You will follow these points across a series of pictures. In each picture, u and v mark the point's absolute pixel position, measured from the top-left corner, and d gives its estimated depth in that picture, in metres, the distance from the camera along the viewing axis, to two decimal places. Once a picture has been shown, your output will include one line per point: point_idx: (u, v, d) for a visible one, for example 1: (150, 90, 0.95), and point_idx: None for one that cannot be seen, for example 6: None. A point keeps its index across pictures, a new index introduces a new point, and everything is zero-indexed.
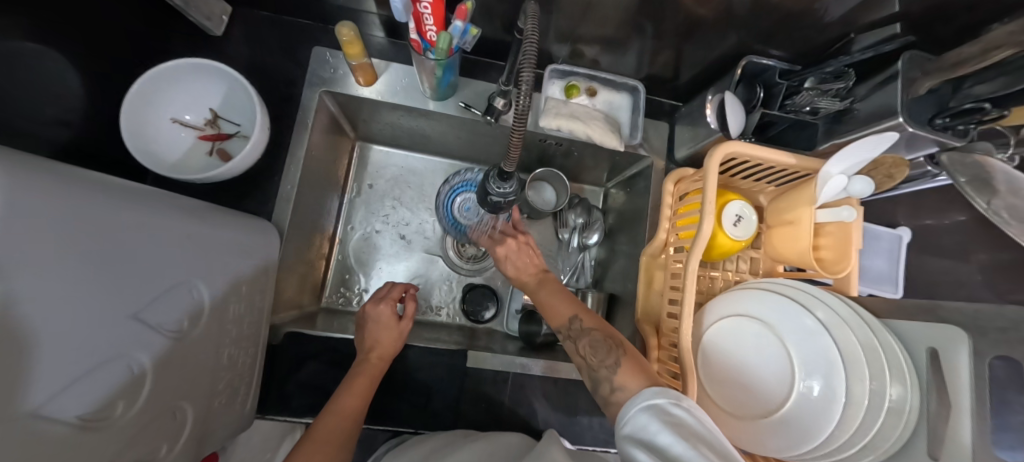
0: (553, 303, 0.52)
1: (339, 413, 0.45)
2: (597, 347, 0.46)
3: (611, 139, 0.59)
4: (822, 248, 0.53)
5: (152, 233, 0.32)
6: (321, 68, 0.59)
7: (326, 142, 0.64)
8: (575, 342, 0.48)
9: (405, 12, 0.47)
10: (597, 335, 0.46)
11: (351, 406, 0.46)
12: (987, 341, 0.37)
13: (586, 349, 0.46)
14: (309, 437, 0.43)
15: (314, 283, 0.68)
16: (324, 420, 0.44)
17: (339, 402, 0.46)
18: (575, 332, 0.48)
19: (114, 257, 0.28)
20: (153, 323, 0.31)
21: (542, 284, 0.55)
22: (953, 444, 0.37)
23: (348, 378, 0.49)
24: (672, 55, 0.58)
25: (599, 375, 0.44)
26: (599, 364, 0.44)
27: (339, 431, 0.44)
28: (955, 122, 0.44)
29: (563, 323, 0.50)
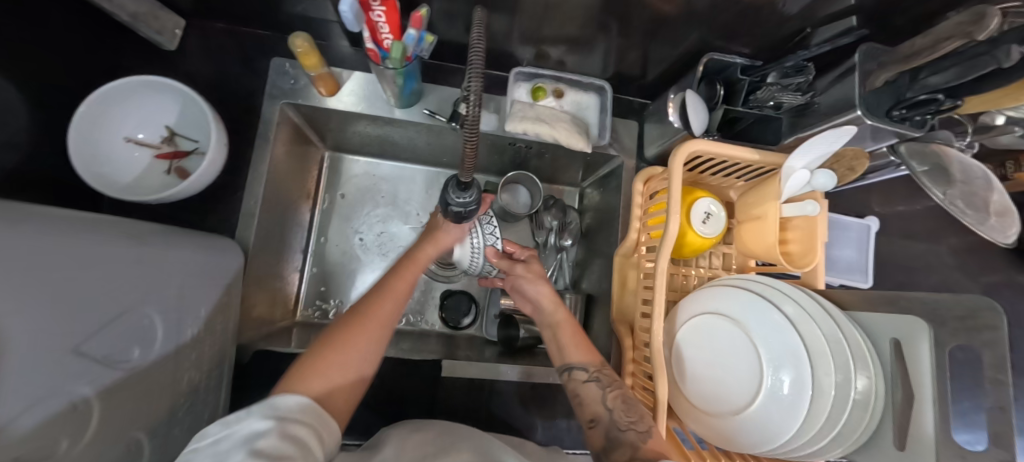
0: (582, 343, 0.53)
1: (391, 291, 0.47)
2: (631, 404, 0.47)
3: (578, 141, 0.58)
4: (789, 242, 0.54)
5: (94, 263, 0.31)
6: (281, 79, 0.57)
7: (291, 154, 0.63)
8: (605, 389, 0.49)
9: (358, 22, 0.46)
10: (628, 397, 0.48)
11: (401, 287, 0.48)
12: (948, 332, 0.38)
13: (617, 403, 0.47)
14: (359, 310, 0.45)
15: (287, 297, 0.67)
16: (375, 296, 0.46)
17: (389, 282, 0.48)
18: (605, 379, 0.50)
19: (51, 292, 0.27)
20: (100, 356, 0.31)
21: (570, 323, 0.56)
22: (917, 435, 0.38)
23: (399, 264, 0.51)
24: (637, 54, 0.58)
25: (623, 435, 0.44)
26: (628, 424, 0.45)
27: (388, 309, 0.46)
28: (911, 112, 0.44)
29: (597, 366, 0.51)
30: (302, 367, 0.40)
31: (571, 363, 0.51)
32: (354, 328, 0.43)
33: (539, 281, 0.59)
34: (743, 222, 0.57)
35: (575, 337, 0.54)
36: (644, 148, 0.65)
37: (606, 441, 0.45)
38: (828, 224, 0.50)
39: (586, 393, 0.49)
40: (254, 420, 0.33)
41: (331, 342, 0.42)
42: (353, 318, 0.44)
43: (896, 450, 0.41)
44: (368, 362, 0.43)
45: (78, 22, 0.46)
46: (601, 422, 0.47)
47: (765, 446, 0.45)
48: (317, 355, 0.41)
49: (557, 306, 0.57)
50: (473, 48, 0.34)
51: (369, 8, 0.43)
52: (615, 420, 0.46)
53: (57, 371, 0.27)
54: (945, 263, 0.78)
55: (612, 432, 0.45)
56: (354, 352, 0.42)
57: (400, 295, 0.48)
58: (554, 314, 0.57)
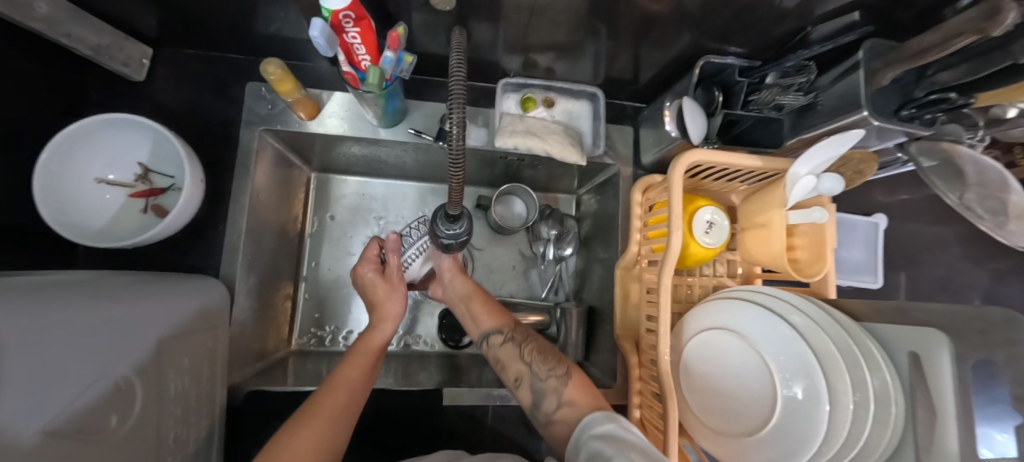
0: (492, 305, 0.57)
1: (341, 379, 0.44)
2: (545, 353, 0.50)
3: (572, 154, 0.55)
4: (797, 249, 0.51)
5: (56, 331, 0.29)
6: (257, 104, 0.55)
7: (273, 181, 0.60)
8: (519, 345, 0.51)
9: (330, 46, 0.42)
10: (544, 349, 0.51)
11: (353, 375, 0.45)
12: (967, 344, 0.37)
13: (533, 357, 0.50)
14: (307, 407, 0.41)
15: (280, 327, 0.65)
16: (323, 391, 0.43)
17: (339, 374, 0.45)
18: (518, 336, 0.52)
19: (8, 374, 0.25)
20: (78, 430, 0.28)
21: (481, 290, 0.58)
22: (941, 453, 0.37)
23: (352, 349, 0.49)
24: (628, 58, 0.55)
25: (545, 384, 0.47)
26: (548, 373, 0.48)
27: (338, 402, 0.42)
28: (921, 111, 0.42)
29: (508, 326, 0.54)
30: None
31: (483, 329, 0.54)
32: (300, 428, 0.39)
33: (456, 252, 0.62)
34: (747, 229, 0.54)
35: (484, 301, 0.57)
36: (640, 154, 0.63)
37: (532, 396, 0.47)
38: (837, 230, 0.48)
39: (504, 356, 0.51)
40: None
41: (273, 449, 0.37)
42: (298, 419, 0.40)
43: None
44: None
45: (38, 61, 0.43)
46: (523, 381, 0.49)
47: None
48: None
49: (464, 278, 0.59)
50: (454, 75, 0.32)
51: (344, 30, 0.40)
52: (535, 373, 0.48)
53: (42, 459, 0.25)
54: (953, 252, 0.76)
55: (534, 385, 0.48)
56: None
57: (351, 382, 0.44)
58: (463, 287, 0.59)
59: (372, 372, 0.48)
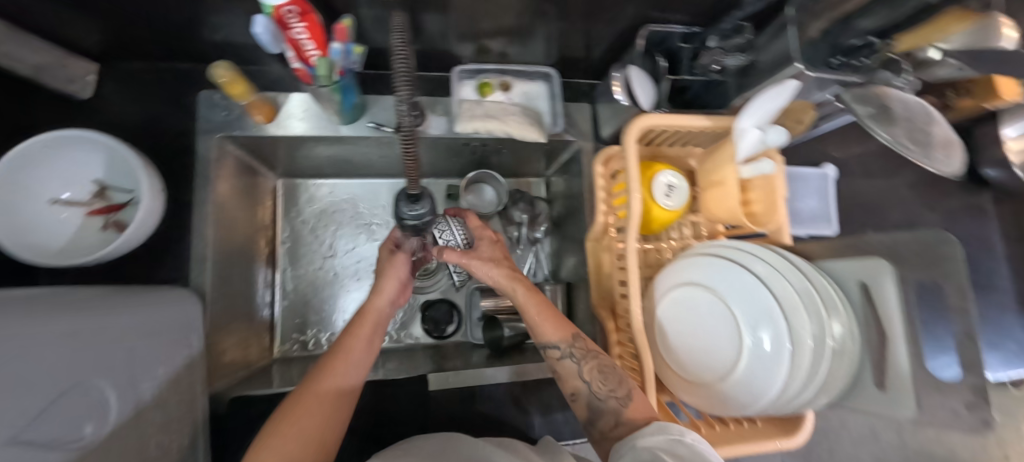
0: (556, 318, 0.50)
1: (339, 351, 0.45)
2: (607, 373, 0.46)
3: (531, 132, 0.57)
4: (752, 203, 0.54)
5: (19, 344, 0.28)
6: (211, 112, 0.54)
7: (237, 189, 0.59)
8: (580, 363, 0.47)
9: (277, 43, 0.43)
10: (605, 367, 0.46)
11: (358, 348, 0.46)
12: (910, 269, 0.40)
13: (592, 374, 0.47)
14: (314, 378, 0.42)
15: (260, 335, 0.64)
16: (326, 359, 0.44)
17: (343, 346, 0.46)
18: (579, 353, 0.48)
19: None
20: (51, 440, 0.28)
21: (539, 302, 0.50)
22: (895, 372, 0.40)
23: (351, 324, 0.48)
24: (578, 35, 0.56)
25: (605, 405, 0.45)
26: (607, 392, 0.45)
27: (342, 374, 0.43)
28: (849, 58, 0.45)
29: (569, 340, 0.48)
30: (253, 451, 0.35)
31: (546, 344, 0.49)
32: (308, 398, 0.39)
33: (502, 259, 0.55)
34: (705, 188, 0.56)
35: (541, 317, 0.50)
36: (600, 129, 0.64)
37: (589, 412, 0.46)
38: (786, 180, 0.50)
39: (564, 369, 0.48)
40: None
41: (282, 421, 0.38)
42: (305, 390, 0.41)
43: (878, 390, 0.42)
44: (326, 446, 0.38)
45: None
46: (581, 395, 0.47)
47: (755, 407, 0.45)
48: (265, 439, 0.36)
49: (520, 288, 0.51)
50: (399, 71, 0.31)
51: (289, 27, 0.41)
52: (593, 391, 0.46)
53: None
54: (904, 197, 0.80)
55: (593, 403, 0.46)
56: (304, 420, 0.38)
57: (354, 356, 0.45)
58: (520, 295, 0.51)
59: (374, 345, 0.48)
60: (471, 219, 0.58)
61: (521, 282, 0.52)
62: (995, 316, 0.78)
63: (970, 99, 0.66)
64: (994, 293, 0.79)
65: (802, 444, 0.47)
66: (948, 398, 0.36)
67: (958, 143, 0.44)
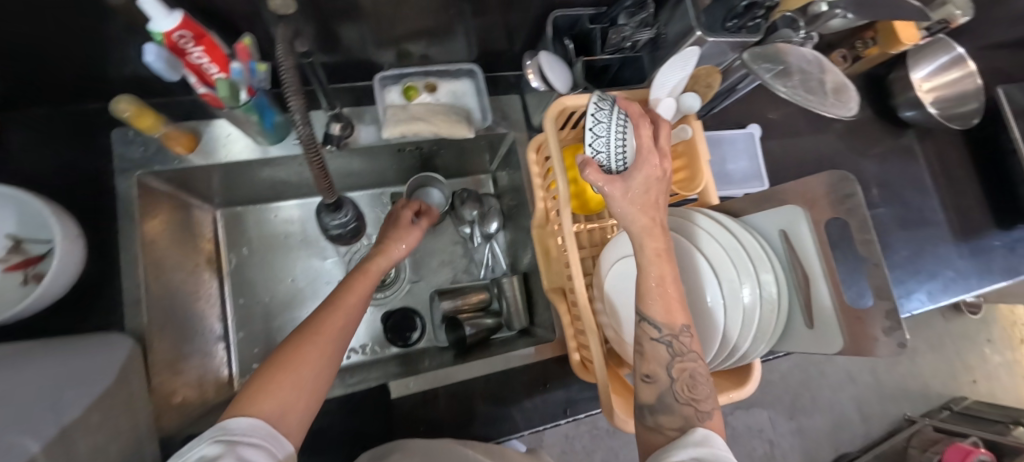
0: (674, 301, 0.40)
1: (343, 302, 0.46)
2: (696, 379, 0.40)
3: (460, 129, 0.57)
4: (681, 170, 0.55)
5: None
6: (128, 149, 0.53)
7: (169, 225, 0.58)
8: (675, 356, 0.40)
9: (173, 70, 0.42)
10: (697, 374, 0.40)
11: (352, 301, 0.47)
12: (817, 211, 0.42)
13: (681, 374, 0.40)
14: (309, 325, 0.43)
15: (216, 370, 0.62)
16: (324, 312, 0.44)
17: (338, 297, 0.47)
18: (678, 348, 0.40)
19: None
20: None
21: (669, 281, 0.41)
22: (820, 311, 0.42)
23: (350, 277, 0.50)
24: (494, 29, 0.57)
25: (678, 407, 0.39)
26: (687, 396, 0.39)
27: (339, 325, 0.44)
28: (743, 20, 0.47)
29: (674, 329, 0.40)
30: (255, 385, 0.37)
31: (648, 319, 0.40)
32: (310, 344, 0.41)
33: (653, 213, 0.41)
34: None
35: (655, 295, 0.40)
36: (531, 117, 0.65)
37: (654, 402, 0.40)
38: (707, 143, 0.52)
39: (648, 348, 0.41)
40: (201, 447, 0.30)
41: (282, 362, 0.39)
42: (300, 337, 0.42)
43: (808, 330, 0.44)
44: (320, 382, 0.40)
45: None
46: (658, 382, 0.40)
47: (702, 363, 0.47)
48: (267, 374, 0.38)
49: (656, 259, 0.40)
50: (289, 84, 0.31)
51: (186, 52, 0.40)
52: (674, 388, 0.40)
53: None
54: (835, 147, 0.84)
55: (665, 397, 0.39)
56: (304, 369, 0.39)
57: (350, 310, 0.46)
58: (648, 261, 0.40)
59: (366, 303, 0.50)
60: (647, 140, 0.40)
61: (659, 250, 0.40)
62: (932, 247, 0.82)
63: (877, 48, 0.69)
64: (928, 226, 0.84)
65: (752, 394, 0.48)
66: (869, 325, 0.38)
67: (850, 87, 0.47)
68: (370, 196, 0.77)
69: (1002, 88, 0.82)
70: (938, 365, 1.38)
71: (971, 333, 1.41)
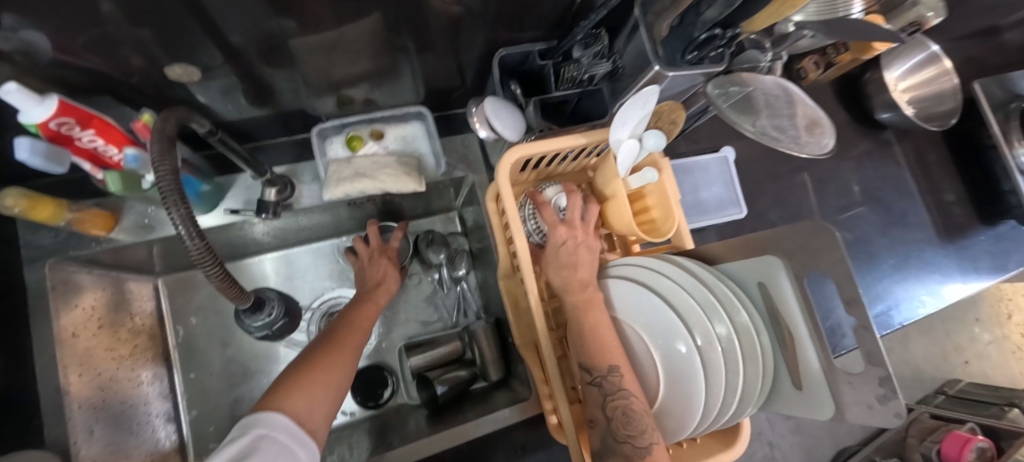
0: (604, 343, 0.41)
1: (361, 324, 0.48)
2: (632, 417, 0.38)
3: (409, 182, 0.52)
4: (651, 209, 0.51)
5: None
6: (37, 235, 0.47)
7: (97, 309, 0.52)
8: (607, 397, 0.39)
9: (58, 162, 0.36)
10: (631, 408, 0.39)
11: (364, 322, 0.49)
12: (796, 264, 0.38)
13: (617, 411, 0.39)
14: (331, 338, 0.45)
15: (168, 458, 0.57)
16: (343, 328, 0.47)
17: (351, 319, 0.49)
18: (610, 388, 0.40)
19: None
20: None
21: (601, 328, 0.41)
22: (808, 372, 0.38)
23: (353, 313, 0.50)
24: (439, 68, 0.53)
25: (617, 447, 0.38)
26: (624, 436, 0.38)
27: (355, 339, 0.46)
28: (703, 51, 0.43)
29: (603, 369, 0.40)
30: (287, 381, 0.37)
31: (580, 363, 0.41)
32: (332, 352, 0.42)
33: (575, 268, 0.43)
34: (603, 203, 0.53)
35: (585, 341, 0.41)
36: (491, 157, 0.61)
37: (600, 447, 0.39)
38: (676, 182, 0.48)
39: (586, 392, 0.41)
40: (240, 440, 0.31)
41: (313, 361, 0.40)
42: (328, 345, 0.43)
43: (796, 390, 0.40)
44: (346, 383, 0.41)
45: None
46: (598, 426, 0.40)
47: (686, 430, 0.42)
48: (297, 374, 0.38)
49: (576, 305, 0.42)
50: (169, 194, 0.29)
51: (72, 138, 0.35)
52: (611, 428, 0.39)
53: None
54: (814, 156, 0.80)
55: (606, 440, 0.39)
56: (331, 369, 0.40)
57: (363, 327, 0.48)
58: (574, 298, 0.43)
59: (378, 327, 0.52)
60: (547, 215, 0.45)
61: (581, 302, 0.42)
62: (919, 251, 0.80)
63: (849, 54, 0.66)
64: (913, 228, 0.81)
65: (742, 454, 0.45)
66: (860, 391, 0.34)
67: (823, 120, 0.43)
68: (329, 246, 0.72)
69: (978, 81, 0.80)
70: (929, 349, 1.37)
71: (959, 314, 1.40)
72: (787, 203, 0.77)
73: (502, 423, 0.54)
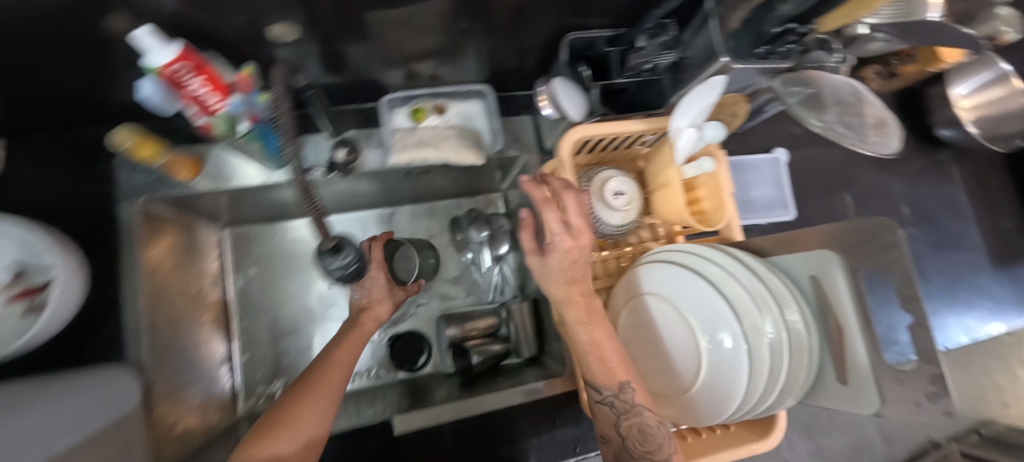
0: (613, 361, 0.42)
1: (354, 336, 0.47)
2: (647, 433, 0.41)
3: (468, 155, 0.55)
4: (701, 201, 0.52)
5: None
6: (131, 175, 0.52)
7: (175, 250, 0.57)
8: (620, 416, 0.42)
9: (172, 100, 0.41)
10: (645, 425, 0.41)
11: (344, 362, 0.44)
12: (855, 257, 0.38)
13: (631, 430, 0.42)
14: (306, 378, 0.42)
15: (221, 396, 0.62)
16: (316, 366, 0.43)
17: (331, 355, 0.45)
18: (622, 405, 0.42)
19: None
20: None
21: (602, 346, 0.42)
22: (855, 365, 0.39)
23: (341, 333, 0.48)
24: (505, 50, 0.55)
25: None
26: (642, 452, 0.41)
27: (334, 382, 0.42)
28: (774, 46, 0.43)
29: (614, 388, 0.42)
30: (253, 438, 0.37)
31: (590, 383, 0.43)
32: (307, 392, 0.40)
33: (574, 283, 0.43)
34: (654, 191, 0.54)
35: (590, 364, 0.43)
36: (544, 140, 0.63)
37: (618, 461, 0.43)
38: (730, 174, 0.49)
39: (598, 411, 0.44)
40: None
41: (280, 415, 0.38)
42: (300, 387, 0.41)
43: (840, 385, 0.41)
44: (331, 409, 0.41)
45: None
46: (613, 442, 0.43)
47: (721, 416, 0.43)
48: (271, 422, 0.38)
49: (574, 327, 0.42)
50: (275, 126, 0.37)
51: (184, 83, 0.39)
52: (627, 446, 0.42)
53: None
54: (865, 169, 0.79)
55: (623, 456, 0.42)
56: (302, 421, 0.38)
57: (342, 366, 0.44)
58: (569, 314, 0.43)
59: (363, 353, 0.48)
60: (550, 217, 0.40)
61: (581, 318, 0.43)
62: (969, 274, 0.78)
63: (914, 65, 0.64)
64: (964, 251, 0.79)
65: (775, 446, 0.46)
66: (909, 388, 0.35)
67: (893, 120, 0.43)
68: (379, 215, 0.77)
69: None
70: (967, 384, 1.31)
71: (1004, 352, 1.33)
72: (833, 214, 0.76)
73: (535, 397, 0.55)
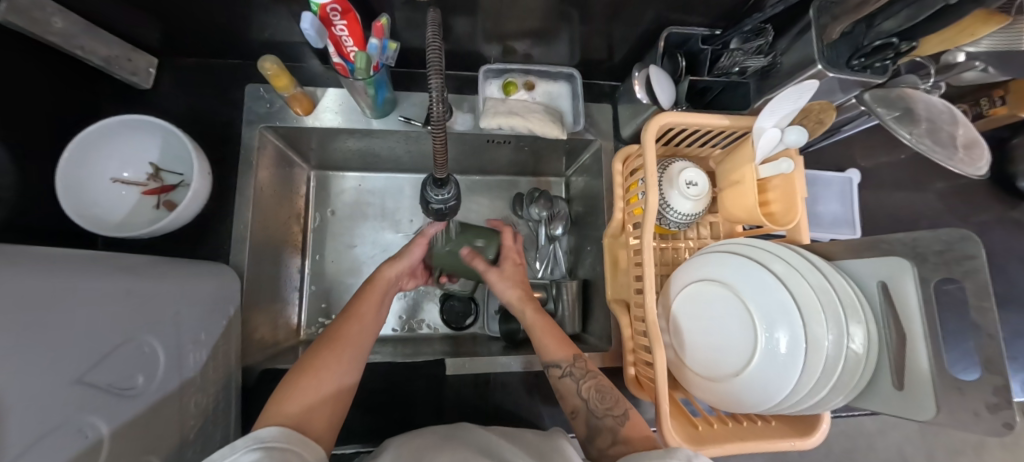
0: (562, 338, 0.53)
1: (373, 286, 0.56)
2: (604, 393, 0.48)
3: (553, 130, 0.59)
4: (771, 203, 0.54)
5: (108, 296, 0.34)
6: (256, 104, 0.59)
7: (275, 177, 0.64)
8: (579, 382, 0.49)
9: (320, 38, 0.46)
10: (602, 386, 0.49)
11: (369, 309, 0.54)
12: (928, 267, 0.39)
13: (591, 392, 0.48)
14: (329, 338, 0.48)
15: (288, 317, 0.68)
16: (341, 321, 0.51)
17: (354, 307, 0.53)
18: (579, 373, 0.50)
19: (71, 326, 0.29)
20: (114, 380, 0.33)
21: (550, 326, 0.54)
22: (915, 372, 0.40)
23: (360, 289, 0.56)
24: (600, 38, 0.59)
25: (602, 423, 0.46)
26: (604, 411, 0.47)
27: (356, 333, 0.50)
28: (870, 61, 0.45)
29: (570, 359, 0.51)
30: (282, 392, 0.41)
31: (547, 362, 0.52)
32: (330, 350, 0.47)
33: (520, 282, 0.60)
34: (725, 188, 0.57)
35: (543, 343, 0.53)
36: (620, 129, 0.66)
37: (587, 430, 0.47)
38: (806, 180, 0.50)
39: (563, 386, 0.50)
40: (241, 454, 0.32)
41: (306, 367, 0.44)
42: (327, 342, 0.48)
43: (896, 390, 0.42)
44: (354, 362, 0.47)
45: (70, 78, 0.49)
46: (580, 412, 0.48)
47: (771, 400, 0.45)
48: (291, 383, 0.42)
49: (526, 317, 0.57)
50: (433, 66, 0.35)
51: (332, 24, 0.45)
52: (592, 409, 0.48)
53: (78, 403, 0.29)
54: (936, 209, 0.77)
55: (590, 421, 0.47)
56: (325, 384, 0.43)
57: (366, 320, 0.52)
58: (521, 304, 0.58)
59: (381, 308, 0.56)
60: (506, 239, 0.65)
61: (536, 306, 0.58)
62: None
63: (1004, 108, 0.64)
64: None
65: (815, 446, 0.47)
66: (970, 398, 0.35)
67: (982, 143, 0.44)
68: None
69: None
70: None
71: None
72: None
73: None
